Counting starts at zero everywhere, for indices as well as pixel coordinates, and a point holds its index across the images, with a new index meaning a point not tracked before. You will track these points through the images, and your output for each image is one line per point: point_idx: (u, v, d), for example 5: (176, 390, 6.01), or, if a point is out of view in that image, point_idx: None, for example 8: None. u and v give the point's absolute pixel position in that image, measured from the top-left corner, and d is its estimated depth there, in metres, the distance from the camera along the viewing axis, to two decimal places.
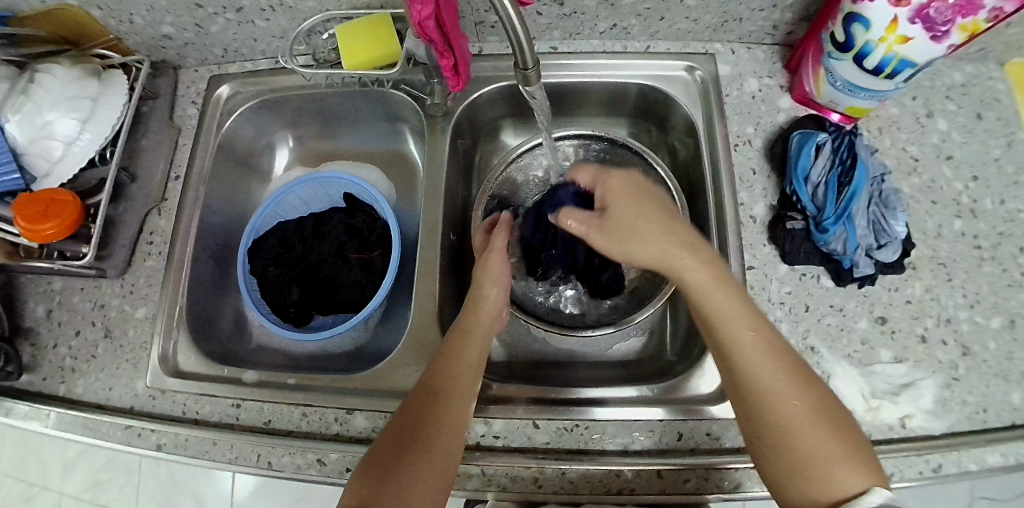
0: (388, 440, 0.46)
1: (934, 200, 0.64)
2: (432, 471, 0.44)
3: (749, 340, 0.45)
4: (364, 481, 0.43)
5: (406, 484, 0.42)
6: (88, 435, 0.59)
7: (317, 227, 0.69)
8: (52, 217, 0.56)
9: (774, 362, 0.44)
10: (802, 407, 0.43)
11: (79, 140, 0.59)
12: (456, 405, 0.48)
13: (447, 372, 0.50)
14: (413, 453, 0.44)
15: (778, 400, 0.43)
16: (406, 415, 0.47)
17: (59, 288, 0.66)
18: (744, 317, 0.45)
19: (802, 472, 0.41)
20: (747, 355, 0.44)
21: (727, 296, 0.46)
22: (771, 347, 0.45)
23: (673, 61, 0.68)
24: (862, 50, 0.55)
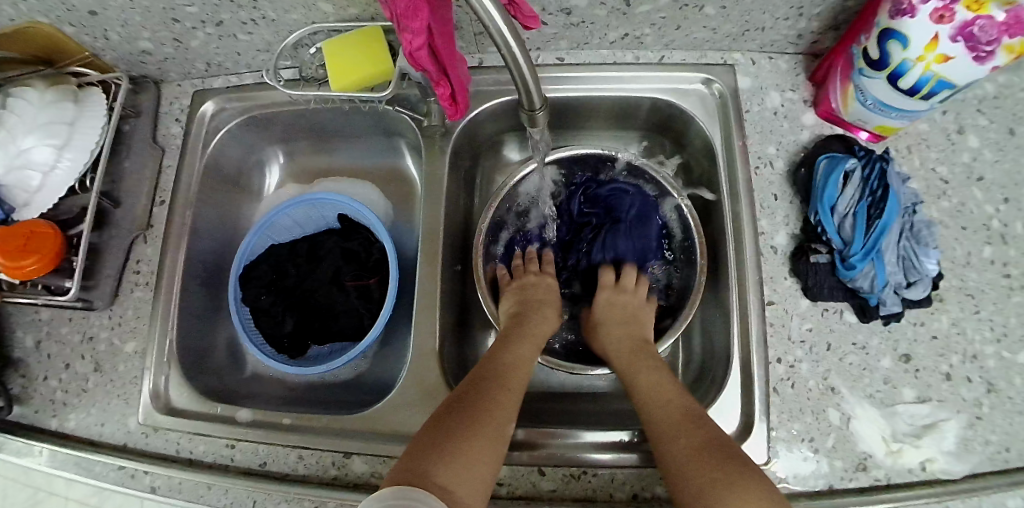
0: (441, 419, 0.46)
1: (964, 225, 0.60)
2: (483, 463, 0.43)
3: (653, 404, 0.49)
4: (416, 455, 0.43)
5: (456, 467, 0.42)
6: (81, 473, 0.57)
7: (311, 252, 0.66)
8: (33, 252, 0.54)
9: (678, 422, 0.46)
10: (696, 459, 0.43)
11: (57, 167, 0.56)
12: (505, 403, 0.48)
13: (504, 374, 0.50)
14: (466, 437, 0.44)
15: (676, 453, 0.44)
16: (457, 401, 0.47)
17: (47, 317, 0.64)
18: (660, 394, 0.49)
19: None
20: (653, 412, 0.48)
21: (662, 384, 0.50)
22: (678, 412, 0.47)
23: (690, 74, 0.63)
24: (898, 68, 0.50)
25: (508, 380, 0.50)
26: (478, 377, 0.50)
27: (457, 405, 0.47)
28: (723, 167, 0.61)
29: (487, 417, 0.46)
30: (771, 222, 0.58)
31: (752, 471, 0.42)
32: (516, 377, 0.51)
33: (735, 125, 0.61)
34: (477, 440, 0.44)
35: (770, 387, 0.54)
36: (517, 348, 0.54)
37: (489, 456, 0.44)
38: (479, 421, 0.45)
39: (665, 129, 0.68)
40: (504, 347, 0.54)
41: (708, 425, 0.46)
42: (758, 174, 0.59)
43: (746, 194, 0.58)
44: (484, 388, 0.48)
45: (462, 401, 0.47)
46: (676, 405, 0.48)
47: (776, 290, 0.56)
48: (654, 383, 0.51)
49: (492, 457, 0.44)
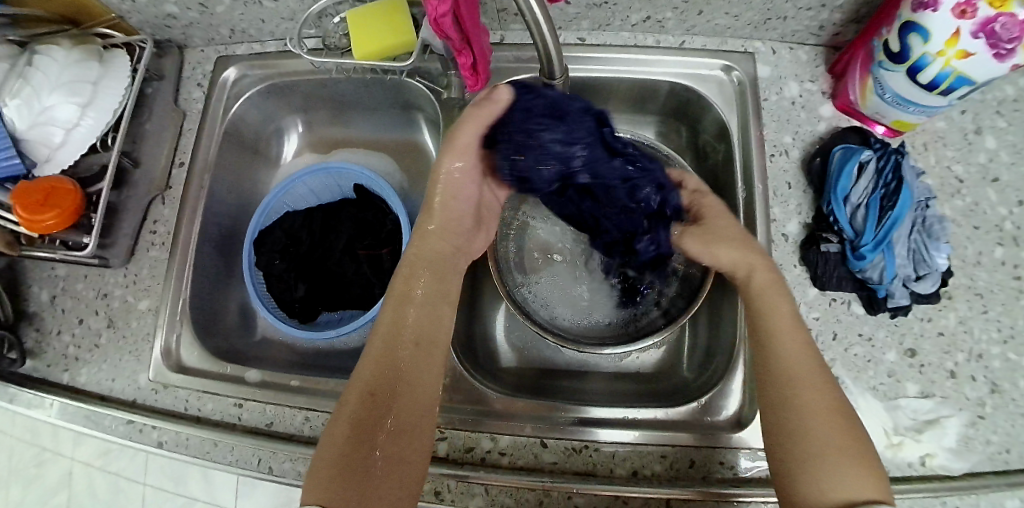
0: (338, 441, 0.41)
1: (977, 225, 0.60)
2: (399, 477, 0.41)
3: (790, 342, 0.46)
4: (325, 490, 0.39)
5: (374, 493, 0.40)
6: (90, 426, 0.58)
7: (325, 220, 0.67)
8: (51, 207, 0.54)
9: (814, 374, 0.44)
10: (831, 418, 0.42)
11: (80, 125, 0.57)
12: (411, 403, 0.44)
13: (398, 365, 0.45)
14: (371, 457, 0.41)
15: (814, 403, 0.43)
16: (360, 412, 0.43)
17: (63, 274, 0.65)
18: (795, 334, 0.46)
19: (816, 465, 0.40)
20: (786, 356, 0.45)
21: (795, 332, 0.46)
22: (817, 367, 0.44)
23: (710, 59, 0.63)
24: (918, 62, 0.50)
25: (402, 374, 0.45)
26: (369, 381, 0.44)
27: (355, 422, 0.42)
28: (738, 155, 0.61)
29: (394, 430, 0.43)
30: (784, 210, 0.58)
31: (863, 444, 0.42)
32: (416, 359, 0.46)
33: (752, 113, 0.61)
34: (384, 459, 0.41)
35: None
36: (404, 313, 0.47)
37: (403, 471, 0.42)
38: (382, 438, 0.42)
39: (682, 114, 0.69)
40: (395, 315, 0.47)
41: (834, 381, 0.45)
42: (773, 161, 0.60)
43: (761, 180, 0.59)
44: (375, 397, 0.43)
45: (363, 416, 0.42)
46: (808, 352, 0.45)
47: (785, 277, 0.56)
48: (786, 320, 0.47)
49: (409, 468, 0.42)
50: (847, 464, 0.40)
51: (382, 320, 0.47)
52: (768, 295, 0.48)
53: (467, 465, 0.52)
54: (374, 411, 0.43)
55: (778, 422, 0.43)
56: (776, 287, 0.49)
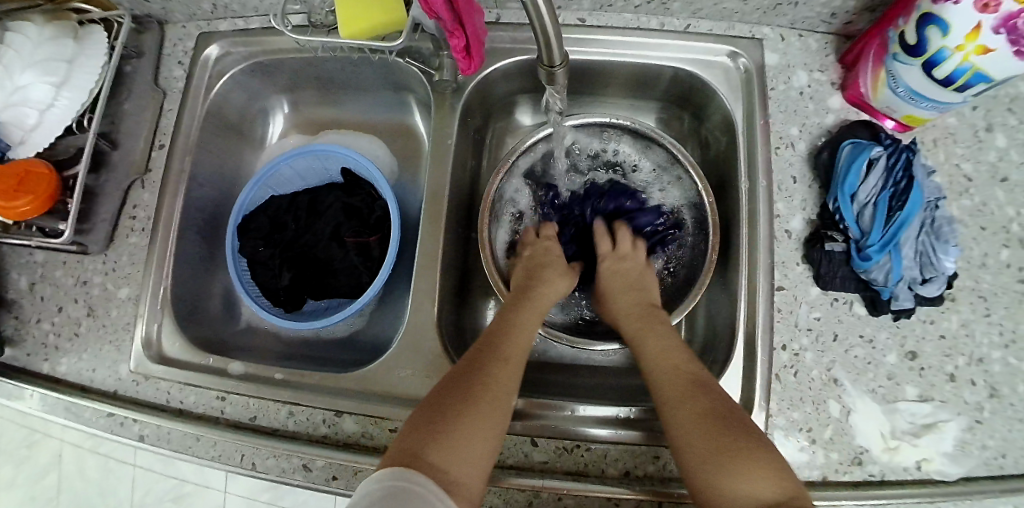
0: (440, 401, 0.45)
1: (984, 225, 0.58)
2: (480, 449, 0.42)
3: (660, 370, 0.49)
4: (412, 439, 0.41)
5: (455, 450, 0.41)
6: (69, 418, 0.57)
7: (313, 206, 0.65)
8: (24, 194, 0.52)
9: (683, 389, 0.46)
10: (699, 426, 0.43)
11: (55, 105, 0.54)
12: (497, 385, 0.46)
13: (499, 352, 0.49)
14: (463, 420, 0.43)
15: (682, 417, 0.44)
16: (455, 383, 0.46)
17: (41, 260, 0.62)
18: (669, 360, 0.49)
19: (705, 485, 0.41)
20: (655, 382, 0.48)
21: (672, 354, 0.49)
22: (686, 381, 0.47)
23: (716, 44, 0.60)
24: (935, 56, 0.47)
25: (499, 359, 0.48)
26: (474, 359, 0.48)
27: (454, 388, 0.46)
28: (742, 146, 0.59)
29: (484, 400, 0.45)
30: (788, 205, 0.56)
31: (757, 445, 0.41)
32: (517, 350, 0.50)
33: (758, 103, 0.58)
34: (470, 424, 0.43)
35: (773, 373, 0.53)
36: (522, 314, 0.53)
37: (484, 444, 0.42)
38: (474, 407, 0.44)
39: (685, 102, 0.66)
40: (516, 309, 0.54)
41: (715, 395, 0.45)
42: (778, 155, 0.57)
43: (764, 173, 0.57)
44: (481, 369, 0.47)
45: (461, 383, 0.46)
46: (686, 373, 0.47)
47: (787, 275, 0.55)
48: (656, 351, 0.50)
49: (487, 444, 0.43)
50: (729, 463, 0.41)
51: (497, 320, 0.52)
52: (643, 336, 0.52)
53: None
54: (470, 383, 0.46)
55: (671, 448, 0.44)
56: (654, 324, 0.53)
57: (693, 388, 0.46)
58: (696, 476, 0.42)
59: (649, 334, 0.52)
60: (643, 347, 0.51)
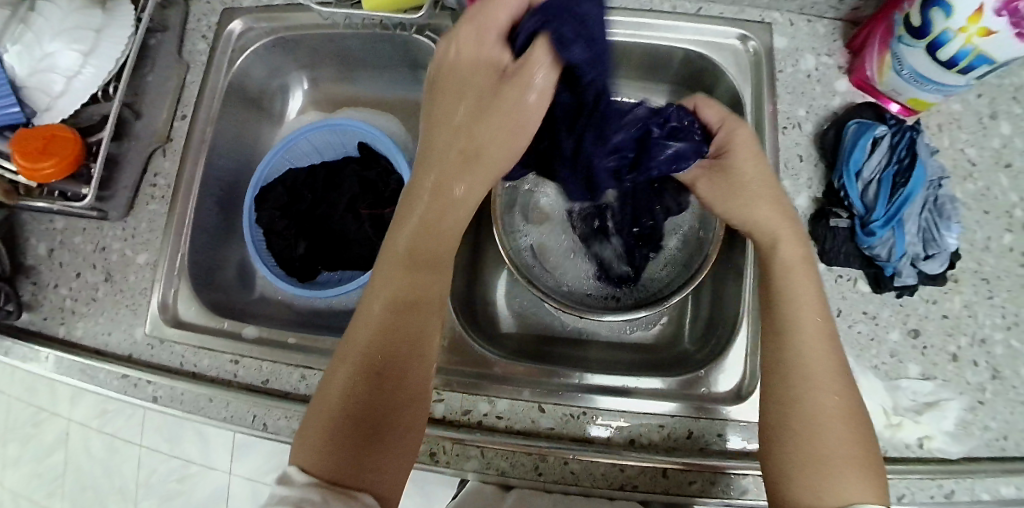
0: (350, 402, 0.40)
1: (987, 209, 0.59)
2: (400, 456, 0.41)
3: (815, 343, 0.44)
4: (331, 455, 0.38)
5: (380, 460, 0.39)
6: (85, 380, 0.58)
7: (328, 178, 0.67)
8: (49, 156, 0.53)
9: (839, 377, 0.44)
10: (849, 422, 0.42)
11: (81, 73, 0.56)
12: (416, 382, 0.43)
13: (408, 333, 0.43)
14: (382, 433, 0.40)
15: (826, 408, 0.42)
16: (367, 371, 0.41)
17: (61, 227, 0.64)
18: (820, 325, 0.45)
19: (826, 472, 0.40)
20: (810, 353, 0.44)
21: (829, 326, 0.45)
22: (831, 361, 0.44)
23: (726, 27, 0.62)
24: (939, 38, 0.48)
25: (412, 338, 0.43)
26: (384, 331, 0.42)
27: (366, 383, 0.41)
28: (750, 125, 0.60)
29: (395, 405, 0.41)
30: (794, 183, 0.57)
31: (870, 450, 0.42)
32: (425, 321, 0.44)
33: (767, 84, 0.60)
34: (390, 433, 0.40)
35: None
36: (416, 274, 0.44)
37: (405, 446, 0.41)
38: (386, 418, 0.40)
39: (694, 85, 0.68)
40: (445, 207, 0.44)
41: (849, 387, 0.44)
42: (785, 134, 0.59)
43: (772, 151, 0.58)
44: (394, 351, 0.42)
45: (375, 375, 0.41)
46: (833, 354, 0.44)
47: None
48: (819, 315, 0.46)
49: (409, 446, 0.41)
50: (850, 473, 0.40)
51: (387, 283, 0.44)
52: (797, 279, 0.47)
53: (463, 427, 0.52)
54: (388, 373, 0.41)
55: (807, 425, 0.42)
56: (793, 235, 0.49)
57: (840, 376, 0.44)
58: (832, 465, 0.40)
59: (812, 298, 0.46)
60: (800, 299, 0.46)
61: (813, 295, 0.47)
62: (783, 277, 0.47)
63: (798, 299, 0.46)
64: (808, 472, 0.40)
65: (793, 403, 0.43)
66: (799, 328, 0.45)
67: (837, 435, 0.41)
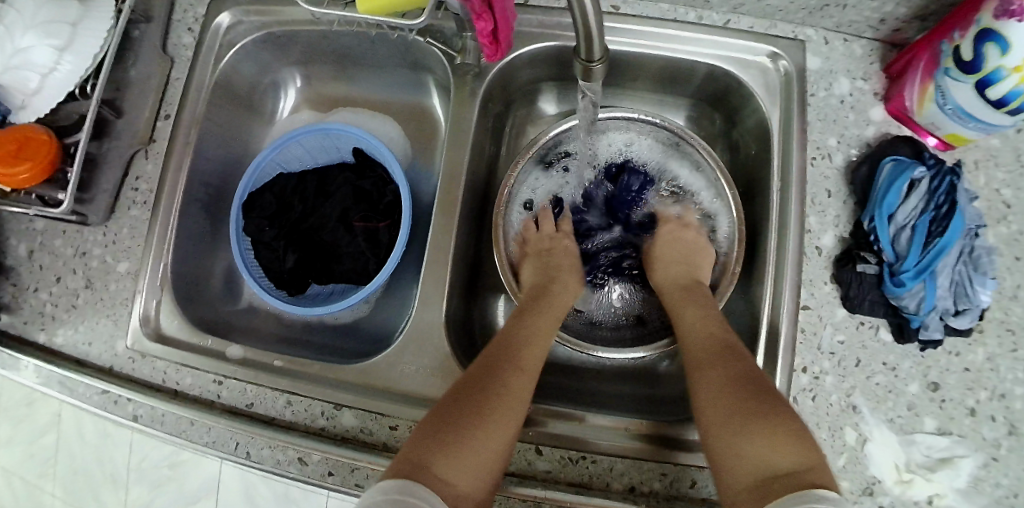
0: (449, 405, 0.44)
1: (1020, 255, 0.55)
2: (483, 466, 0.41)
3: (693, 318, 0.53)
4: (423, 436, 0.42)
5: (464, 457, 0.40)
6: (64, 394, 0.55)
7: (321, 185, 0.63)
8: (24, 160, 0.49)
9: (718, 358, 0.48)
10: (733, 391, 0.44)
11: (57, 69, 0.52)
12: (515, 387, 0.46)
13: (521, 353, 0.49)
14: (472, 425, 0.42)
15: (710, 381, 0.46)
16: (469, 381, 0.46)
17: (41, 228, 0.60)
18: (711, 321, 0.51)
19: (713, 449, 0.43)
20: (688, 336, 0.51)
21: (710, 313, 0.52)
22: (717, 348, 0.48)
23: (757, 44, 0.57)
24: (990, 75, 0.44)
25: (518, 361, 0.48)
26: (497, 354, 0.48)
27: (463, 393, 0.45)
28: (775, 153, 0.56)
29: (494, 407, 0.44)
30: (820, 220, 0.54)
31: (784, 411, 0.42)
32: (533, 355, 0.49)
33: (797, 110, 0.55)
34: (478, 437, 0.42)
35: (790, 395, 0.51)
36: (535, 322, 0.52)
37: (487, 454, 0.41)
38: (483, 409, 0.43)
39: (717, 101, 0.64)
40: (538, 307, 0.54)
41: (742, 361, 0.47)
42: (813, 166, 0.55)
43: (798, 184, 0.54)
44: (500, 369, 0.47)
45: (473, 387, 0.45)
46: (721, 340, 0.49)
47: (813, 295, 0.52)
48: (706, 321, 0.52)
49: (498, 448, 0.42)
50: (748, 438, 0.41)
51: (508, 329, 0.52)
52: (681, 309, 0.55)
53: None
54: (482, 382, 0.45)
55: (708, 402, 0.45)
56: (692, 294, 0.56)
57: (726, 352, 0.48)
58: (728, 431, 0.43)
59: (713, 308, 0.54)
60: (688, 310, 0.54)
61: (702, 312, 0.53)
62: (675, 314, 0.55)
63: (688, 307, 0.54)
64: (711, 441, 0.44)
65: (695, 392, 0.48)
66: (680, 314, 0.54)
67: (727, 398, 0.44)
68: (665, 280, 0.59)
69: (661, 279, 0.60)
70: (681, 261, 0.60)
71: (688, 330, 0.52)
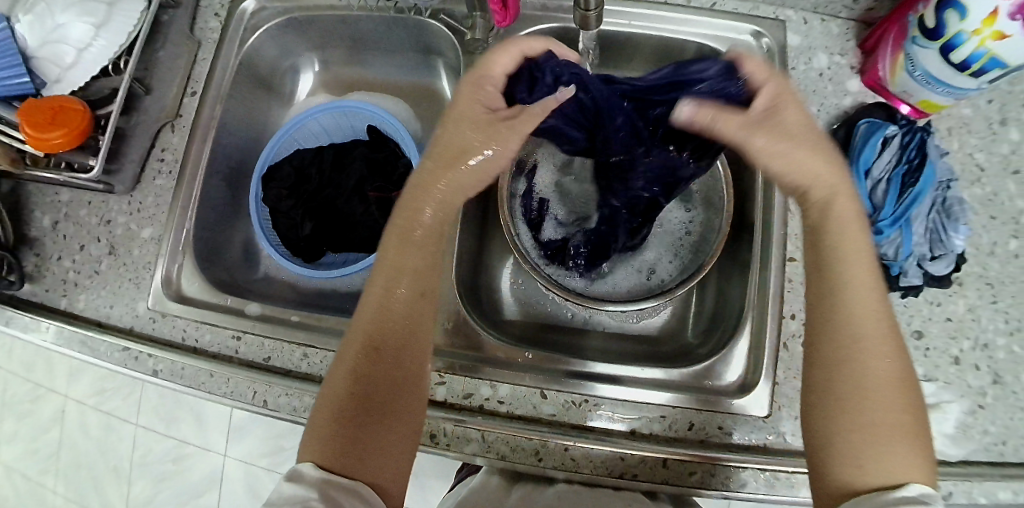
0: (336, 406, 0.42)
1: (994, 214, 0.58)
2: (391, 461, 0.42)
3: (862, 285, 0.40)
4: (329, 444, 0.41)
5: (374, 452, 0.41)
6: (86, 352, 0.58)
7: (337, 159, 0.66)
8: (59, 126, 0.53)
9: (882, 334, 0.39)
10: (891, 384, 0.38)
11: (93, 45, 0.56)
12: (403, 365, 0.44)
13: (398, 321, 0.45)
14: (372, 429, 0.42)
15: (871, 360, 0.38)
16: (355, 373, 0.43)
17: (66, 200, 0.64)
18: (863, 244, 0.41)
19: (854, 436, 0.37)
20: (857, 296, 0.40)
21: (874, 277, 0.41)
22: (888, 330, 0.39)
23: (741, 23, 0.62)
24: (953, 40, 0.48)
25: (399, 330, 0.45)
26: (366, 339, 0.44)
27: (349, 390, 0.42)
28: None
29: (387, 396, 0.43)
30: None
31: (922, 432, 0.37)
32: (409, 321, 0.45)
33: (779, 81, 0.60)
34: (378, 432, 0.42)
35: (780, 340, 0.53)
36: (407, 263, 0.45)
37: (394, 445, 0.43)
38: (375, 404, 0.42)
39: None
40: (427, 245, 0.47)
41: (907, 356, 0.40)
42: None
43: None
44: (375, 360, 0.43)
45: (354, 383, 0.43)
46: (888, 328, 0.40)
47: (798, 247, 0.56)
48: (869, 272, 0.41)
49: (401, 433, 0.43)
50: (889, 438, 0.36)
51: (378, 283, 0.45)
52: (838, 225, 0.42)
53: (466, 411, 0.52)
54: (369, 375, 0.43)
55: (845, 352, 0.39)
56: (841, 187, 0.43)
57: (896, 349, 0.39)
58: (852, 397, 0.38)
59: (850, 215, 0.42)
60: (839, 209, 0.42)
61: (869, 260, 0.41)
62: (815, 223, 0.43)
63: (799, 172, 0.43)
64: (819, 374, 0.40)
65: (824, 302, 0.41)
66: (841, 250, 0.41)
67: (889, 406, 0.37)
68: (784, 166, 0.43)
69: (778, 165, 0.43)
70: (787, 137, 0.42)
71: (857, 269, 0.41)
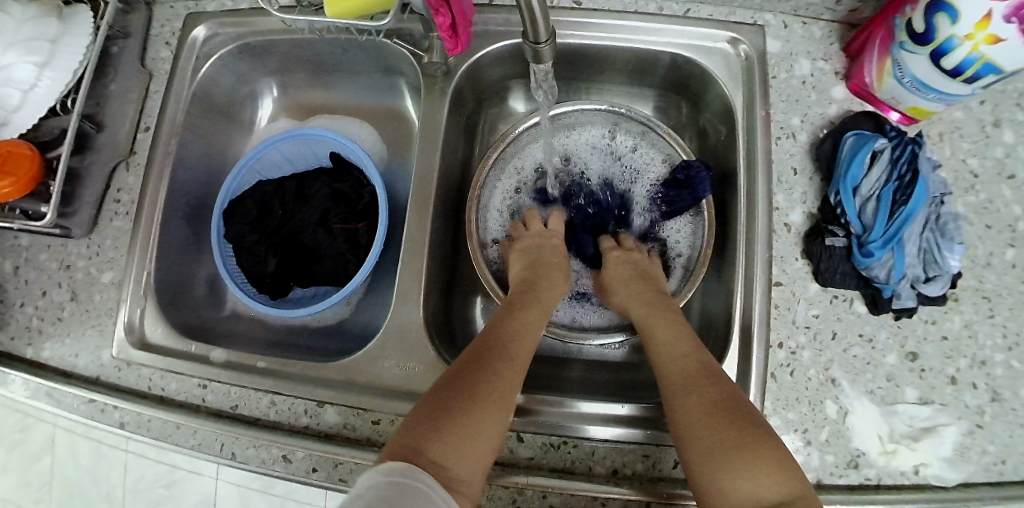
0: (440, 392, 0.44)
1: (990, 223, 0.55)
2: (472, 461, 0.40)
3: (666, 339, 0.50)
4: (416, 426, 0.41)
5: (453, 446, 0.40)
6: (51, 405, 0.56)
7: (300, 190, 0.64)
8: (10, 174, 0.50)
9: (704, 382, 0.45)
10: (716, 418, 0.42)
11: (37, 85, 0.53)
12: (505, 377, 0.45)
13: (509, 344, 0.48)
14: (463, 420, 0.42)
15: (695, 409, 0.44)
16: (461, 369, 0.45)
17: (25, 244, 0.61)
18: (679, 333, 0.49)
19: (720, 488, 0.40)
20: (670, 359, 0.48)
21: (694, 351, 0.48)
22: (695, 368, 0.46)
23: (716, 30, 0.58)
24: (943, 45, 0.45)
25: (508, 347, 0.48)
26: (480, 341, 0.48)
27: (452, 379, 0.45)
28: (742, 134, 0.57)
29: (487, 396, 0.43)
30: (787, 197, 0.54)
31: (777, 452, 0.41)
32: (519, 345, 0.48)
33: (759, 91, 0.57)
34: (468, 427, 0.41)
35: (768, 372, 0.52)
36: (523, 309, 0.52)
37: (479, 447, 0.41)
38: (475, 399, 0.43)
39: (684, 89, 0.65)
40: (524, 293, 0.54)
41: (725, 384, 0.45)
42: (778, 145, 0.56)
43: (764, 161, 0.55)
44: (483, 357, 0.46)
45: (459, 385, 0.44)
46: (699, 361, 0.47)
47: (784, 271, 0.53)
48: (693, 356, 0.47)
49: (489, 439, 0.42)
50: (737, 469, 0.40)
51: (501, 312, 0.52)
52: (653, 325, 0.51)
53: None
54: (471, 374, 0.45)
55: (674, 382, 0.46)
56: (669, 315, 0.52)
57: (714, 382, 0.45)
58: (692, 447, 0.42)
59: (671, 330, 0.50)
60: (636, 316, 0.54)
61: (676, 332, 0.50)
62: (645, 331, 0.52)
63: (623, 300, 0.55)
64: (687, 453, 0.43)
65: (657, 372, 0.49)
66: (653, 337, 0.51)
67: (727, 435, 0.41)
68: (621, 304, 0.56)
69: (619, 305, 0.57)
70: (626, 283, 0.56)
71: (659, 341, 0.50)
